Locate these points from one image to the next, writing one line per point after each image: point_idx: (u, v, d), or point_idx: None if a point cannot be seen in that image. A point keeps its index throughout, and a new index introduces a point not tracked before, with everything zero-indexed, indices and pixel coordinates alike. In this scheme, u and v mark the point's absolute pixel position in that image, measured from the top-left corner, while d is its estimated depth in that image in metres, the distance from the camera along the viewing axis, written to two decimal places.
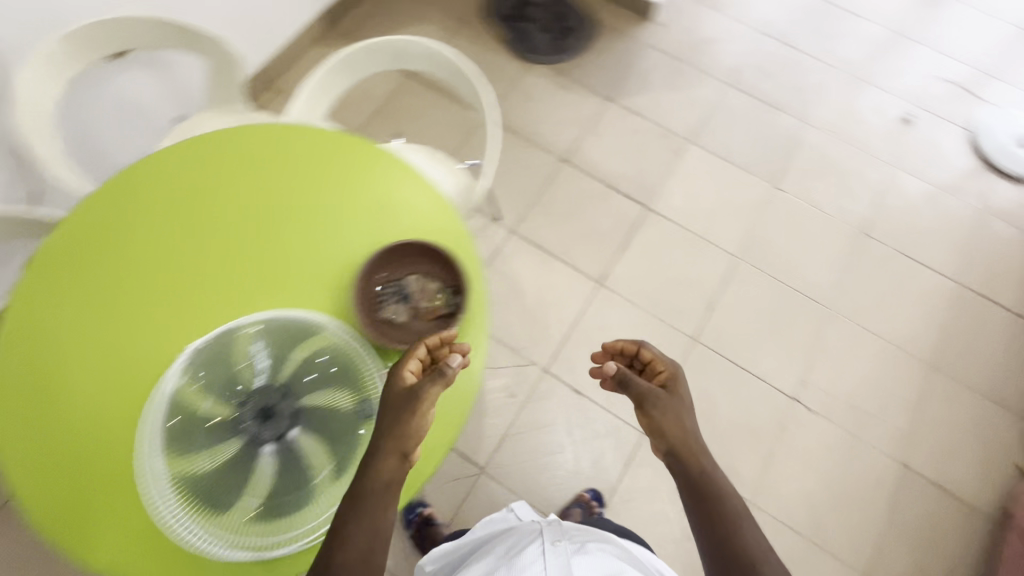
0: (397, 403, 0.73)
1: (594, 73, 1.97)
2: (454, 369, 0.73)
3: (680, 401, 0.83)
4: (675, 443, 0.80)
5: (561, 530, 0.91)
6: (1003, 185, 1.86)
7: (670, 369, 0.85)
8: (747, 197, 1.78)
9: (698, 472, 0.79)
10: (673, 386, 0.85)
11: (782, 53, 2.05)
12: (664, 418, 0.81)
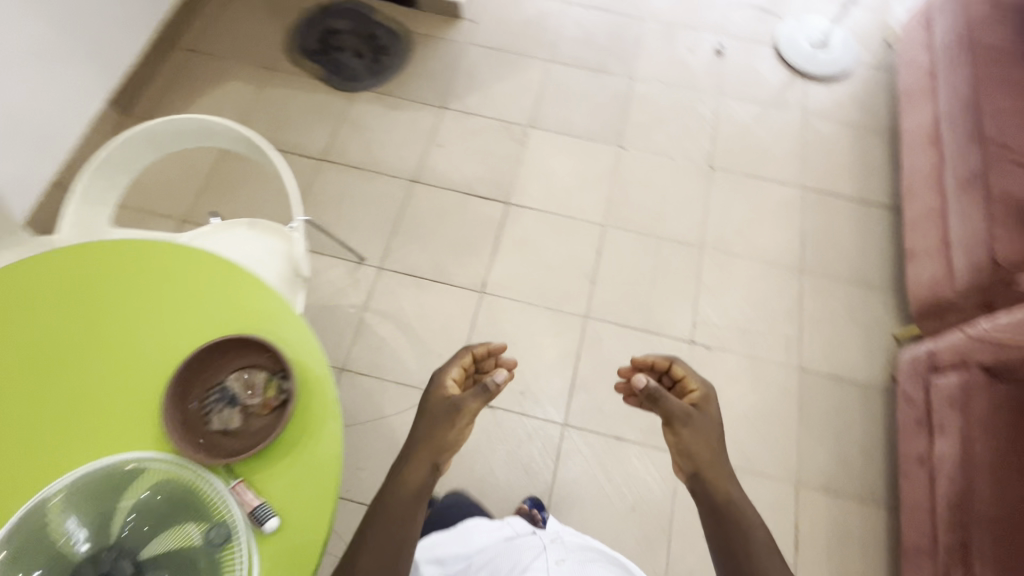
0: (437, 414, 0.90)
1: (420, 85, 1.92)
2: (498, 382, 0.90)
3: (712, 420, 0.94)
4: (697, 457, 0.91)
5: (567, 545, 1.01)
6: (816, 87, 2.00)
7: (702, 389, 0.99)
8: (598, 165, 1.81)
9: (719, 493, 0.88)
10: (701, 405, 0.96)
11: (594, 18, 2.10)
12: (690, 434, 0.92)
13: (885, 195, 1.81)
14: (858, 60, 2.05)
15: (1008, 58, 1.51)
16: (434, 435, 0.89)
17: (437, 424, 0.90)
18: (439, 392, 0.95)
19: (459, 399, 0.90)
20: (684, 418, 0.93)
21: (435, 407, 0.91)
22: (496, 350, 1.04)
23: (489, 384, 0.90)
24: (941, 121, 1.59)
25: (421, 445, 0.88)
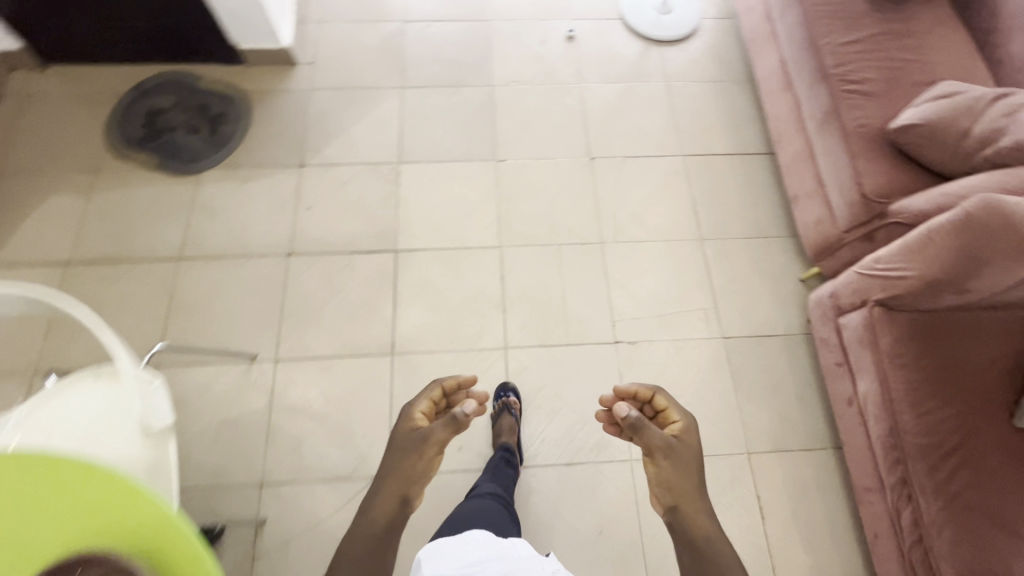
0: (405, 447, 0.85)
1: (271, 147, 1.76)
2: (466, 414, 0.86)
3: (693, 453, 0.88)
4: (677, 493, 0.85)
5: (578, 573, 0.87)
6: (671, 51, 2.00)
7: (683, 421, 0.93)
8: (479, 185, 1.74)
9: (700, 531, 0.81)
10: (682, 439, 0.90)
11: (437, 32, 2.00)
12: (672, 465, 0.86)
13: (760, 142, 1.84)
14: (702, 14, 2.07)
15: None
16: (406, 463, 0.83)
17: (406, 453, 0.84)
18: (408, 426, 0.88)
19: (432, 427, 0.85)
20: (667, 451, 0.87)
21: (404, 437, 0.85)
22: (465, 384, 0.95)
23: (458, 414, 0.86)
24: (788, 63, 1.62)
25: (387, 480, 0.83)
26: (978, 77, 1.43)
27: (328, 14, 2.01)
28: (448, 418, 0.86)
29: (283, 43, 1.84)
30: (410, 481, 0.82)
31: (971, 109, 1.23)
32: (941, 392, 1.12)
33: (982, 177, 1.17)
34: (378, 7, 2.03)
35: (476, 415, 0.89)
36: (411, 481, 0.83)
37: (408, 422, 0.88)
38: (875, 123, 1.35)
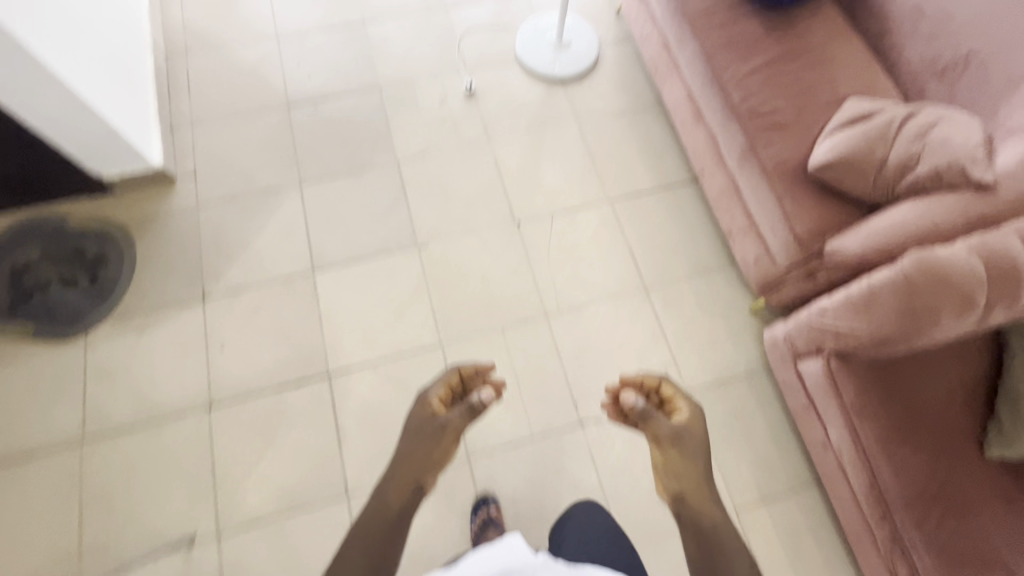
0: (425, 428, 0.89)
1: (163, 283, 1.57)
2: (485, 401, 0.94)
3: (702, 438, 0.89)
4: (685, 481, 0.85)
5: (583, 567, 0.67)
6: (575, 87, 1.92)
7: (692, 409, 0.93)
8: (405, 278, 1.61)
9: (708, 520, 0.80)
10: (690, 427, 0.90)
11: (326, 112, 1.84)
12: (683, 453, 0.87)
13: (682, 170, 1.79)
14: (599, 42, 1.99)
15: (723, 17, 1.50)
16: (416, 447, 0.87)
17: (415, 440, 0.88)
18: (421, 412, 0.92)
19: (449, 417, 0.91)
20: (675, 441, 0.88)
21: (417, 423, 0.90)
22: (483, 369, 1.02)
23: (475, 402, 0.93)
24: (695, 95, 1.56)
25: (398, 468, 0.85)
26: (880, 86, 1.41)
27: (201, 112, 1.81)
28: (465, 407, 0.93)
29: (154, 162, 1.65)
30: (423, 463, 0.86)
31: (882, 135, 1.20)
32: (909, 437, 1.10)
33: (907, 207, 1.14)
34: (256, 94, 1.85)
35: (492, 403, 0.96)
36: (426, 466, 0.86)
37: (423, 408, 0.92)
38: (793, 158, 1.31)
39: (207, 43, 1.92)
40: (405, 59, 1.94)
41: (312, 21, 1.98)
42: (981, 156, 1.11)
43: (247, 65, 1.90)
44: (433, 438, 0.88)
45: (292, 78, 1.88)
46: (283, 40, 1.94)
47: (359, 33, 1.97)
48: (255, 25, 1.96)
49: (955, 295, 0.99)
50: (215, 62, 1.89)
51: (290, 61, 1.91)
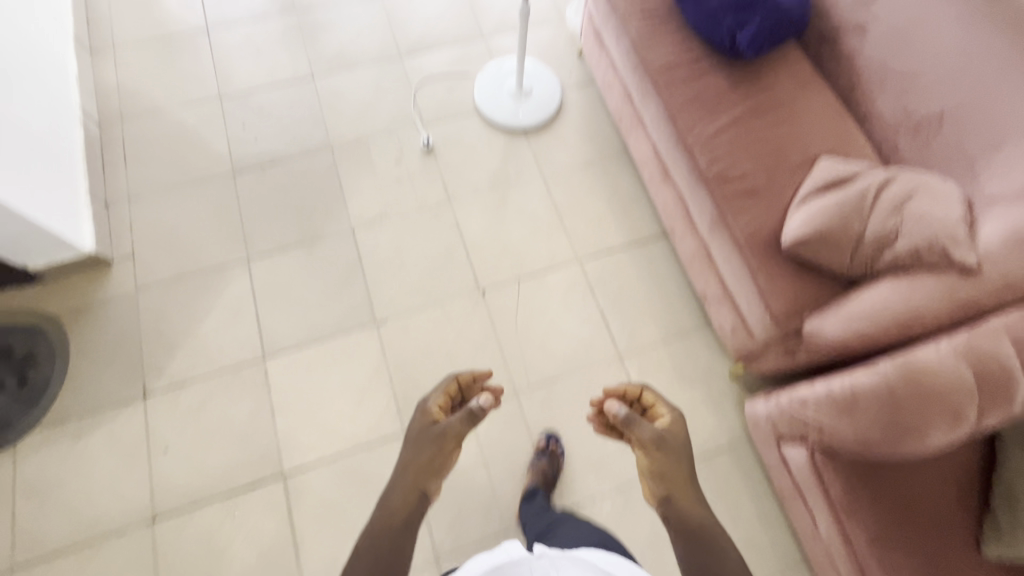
0: (422, 438, 0.85)
1: (100, 380, 1.45)
2: (484, 405, 0.88)
3: (685, 443, 0.85)
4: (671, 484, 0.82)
5: (570, 561, 0.68)
6: (538, 137, 1.83)
7: (672, 415, 0.90)
8: (363, 359, 1.50)
9: (694, 520, 0.79)
10: (671, 430, 0.87)
11: (274, 176, 1.72)
12: (665, 459, 0.83)
13: (653, 223, 1.70)
14: (562, 88, 1.90)
15: (685, 72, 1.41)
16: (417, 456, 0.82)
17: (416, 448, 0.84)
18: (418, 421, 0.88)
19: (448, 423, 0.85)
20: (660, 446, 0.83)
21: (416, 433, 0.85)
22: (482, 376, 1.00)
23: (474, 408, 0.87)
24: (662, 152, 1.47)
25: (403, 473, 0.82)
26: (853, 143, 1.33)
27: (138, 185, 1.69)
28: (464, 412, 0.87)
29: (85, 248, 1.52)
30: (428, 468, 0.82)
31: (858, 208, 1.13)
32: (903, 540, 1.02)
33: (886, 287, 1.07)
34: (198, 161, 1.73)
35: (490, 411, 0.90)
36: (429, 472, 0.82)
37: (422, 416, 0.89)
38: (765, 228, 1.23)
39: (143, 106, 1.80)
40: (357, 114, 1.83)
41: (257, 77, 1.87)
42: (964, 236, 1.03)
43: (187, 130, 1.78)
44: (437, 448, 0.83)
45: (238, 140, 1.77)
46: (226, 99, 1.82)
47: (307, 87, 1.86)
48: (195, 84, 1.84)
49: (945, 408, 0.91)
50: (153, 128, 1.77)
51: (233, 124, 1.79)
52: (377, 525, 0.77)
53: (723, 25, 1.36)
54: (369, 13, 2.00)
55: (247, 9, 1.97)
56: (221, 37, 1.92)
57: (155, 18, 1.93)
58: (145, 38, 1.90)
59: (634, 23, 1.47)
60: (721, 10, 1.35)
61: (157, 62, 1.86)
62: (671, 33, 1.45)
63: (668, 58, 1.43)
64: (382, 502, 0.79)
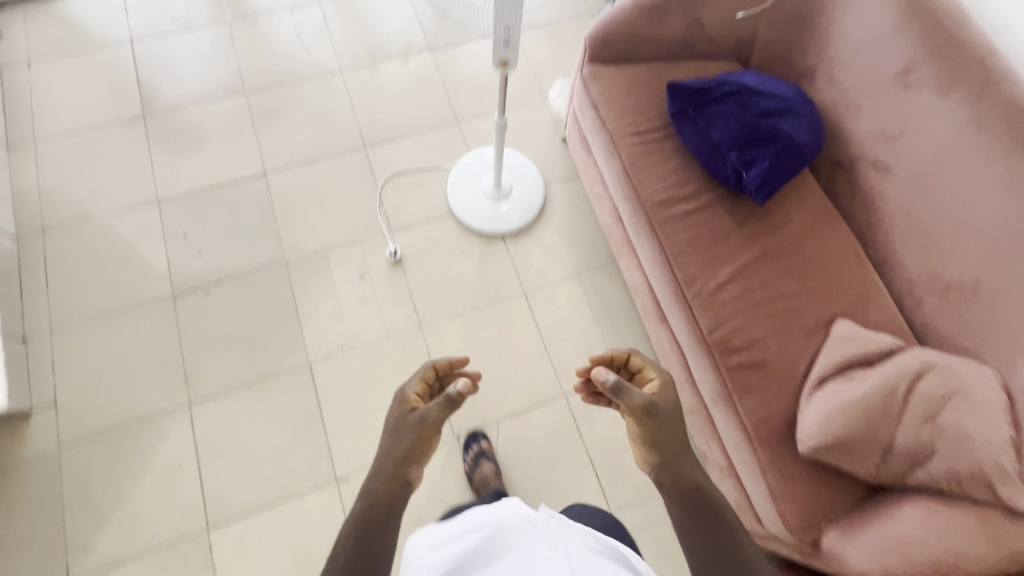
0: (401, 427, 0.80)
1: (14, 565, 1.26)
2: (460, 391, 0.81)
3: (674, 407, 0.82)
4: (665, 453, 0.79)
5: (579, 544, 0.70)
6: (519, 243, 1.65)
7: (661, 379, 0.87)
8: (323, 525, 1.33)
9: (688, 482, 0.77)
10: (660, 395, 0.84)
11: (220, 297, 1.53)
12: (661, 424, 0.80)
13: (646, 346, 1.55)
14: (545, 183, 1.72)
15: (684, 207, 1.25)
16: (396, 447, 0.78)
17: (395, 438, 0.79)
18: (396, 411, 0.83)
19: (423, 410, 0.80)
20: (650, 414, 0.80)
21: (395, 421, 0.80)
22: (459, 362, 0.94)
23: (453, 394, 0.81)
24: (657, 292, 1.30)
25: (383, 461, 0.78)
26: (872, 298, 1.18)
27: (62, 313, 1.48)
28: (442, 399, 0.81)
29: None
30: (408, 459, 0.77)
31: (886, 413, 0.99)
32: None
33: (920, 516, 0.92)
34: (132, 281, 1.53)
35: (470, 393, 0.84)
36: (409, 462, 0.78)
37: (399, 406, 0.83)
38: (777, 417, 1.07)
39: (69, 213, 1.58)
40: (316, 219, 1.64)
41: (202, 174, 1.66)
42: (1014, 468, 0.87)
43: (120, 242, 1.57)
44: (416, 438, 0.79)
45: (179, 255, 1.56)
46: (166, 202, 1.61)
47: (259, 185, 1.66)
48: (131, 185, 1.63)
49: None
50: (80, 241, 1.56)
51: (173, 233, 1.58)
52: (367, 514, 0.73)
53: (728, 159, 1.18)
54: (330, 95, 1.80)
55: (192, 94, 1.76)
56: (162, 126, 1.71)
57: (85, 105, 1.72)
58: (74, 129, 1.68)
59: (626, 147, 1.30)
60: (726, 143, 1.17)
61: (87, 159, 1.65)
62: (667, 160, 1.29)
63: (665, 192, 1.26)
64: (366, 491, 0.76)
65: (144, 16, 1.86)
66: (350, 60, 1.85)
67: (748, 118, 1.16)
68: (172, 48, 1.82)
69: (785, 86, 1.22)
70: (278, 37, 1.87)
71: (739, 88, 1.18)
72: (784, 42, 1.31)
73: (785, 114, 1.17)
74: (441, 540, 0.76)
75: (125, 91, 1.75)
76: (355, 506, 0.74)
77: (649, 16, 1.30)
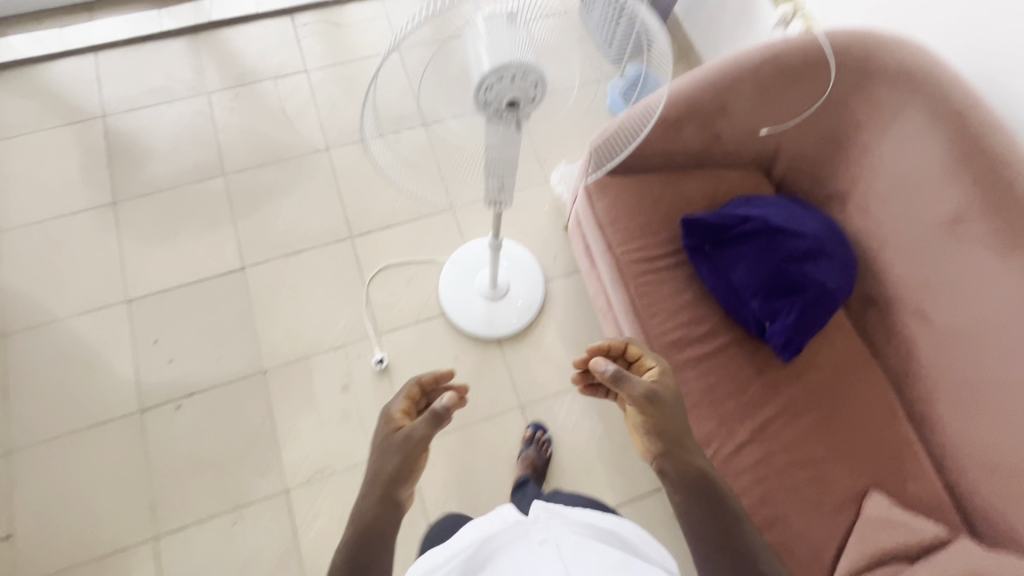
0: (387, 448, 0.74)
1: None
2: (445, 406, 0.75)
3: (673, 397, 0.78)
4: (667, 441, 0.74)
5: (573, 541, 0.73)
6: (516, 348, 1.53)
7: (660, 367, 0.83)
8: None
9: (693, 470, 0.72)
10: (662, 384, 0.80)
11: (193, 410, 1.42)
12: (663, 412, 0.75)
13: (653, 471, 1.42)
14: (546, 278, 1.60)
15: (698, 350, 1.12)
16: (383, 468, 0.72)
17: (382, 457, 0.73)
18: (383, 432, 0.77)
19: (412, 426, 0.74)
20: (652, 402, 0.75)
21: (382, 441, 0.75)
22: (445, 377, 0.88)
23: (438, 409, 0.75)
24: None
25: (370, 482, 0.72)
26: (909, 465, 1.05)
27: (21, 432, 1.37)
28: (427, 415, 0.75)
29: None
30: (399, 477, 0.72)
31: None
32: None
33: None
34: (97, 394, 1.41)
35: (456, 407, 0.78)
36: (400, 481, 0.72)
37: (385, 426, 0.78)
38: None
39: (33, 315, 1.48)
40: (298, 320, 1.52)
41: (176, 269, 1.54)
42: None
43: (86, 349, 1.45)
44: (403, 458, 0.72)
45: (148, 363, 1.45)
46: (137, 302, 1.50)
47: (237, 280, 1.54)
48: (99, 282, 1.52)
49: None
50: (43, 348, 1.45)
51: (144, 338, 1.48)
52: (363, 536, 0.68)
53: (749, 305, 1.05)
54: (315, 175, 1.67)
55: (167, 175, 1.64)
56: (134, 213, 1.59)
57: (54, 189, 1.60)
58: (40, 218, 1.57)
59: (633, 274, 1.17)
60: (746, 289, 1.04)
61: (54, 253, 1.54)
62: (678, 293, 1.16)
63: (676, 331, 1.13)
64: (359, 511, 0.71)
65: (119, 86, 1.74)
66: (338, 135, 1.72)
67: (773, 261, 1.03)
68: (147, 123, 1.70)
69: (812, 219, 1.08)
70: (261, 109, 1.74)
71: (763, 226, 1.05)
72: (813, 159, 1.17)
73: (814, 257, 1.04)
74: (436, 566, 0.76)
75: (95, 173, 1.63)
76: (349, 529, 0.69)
77: (662, 130, 1.15)
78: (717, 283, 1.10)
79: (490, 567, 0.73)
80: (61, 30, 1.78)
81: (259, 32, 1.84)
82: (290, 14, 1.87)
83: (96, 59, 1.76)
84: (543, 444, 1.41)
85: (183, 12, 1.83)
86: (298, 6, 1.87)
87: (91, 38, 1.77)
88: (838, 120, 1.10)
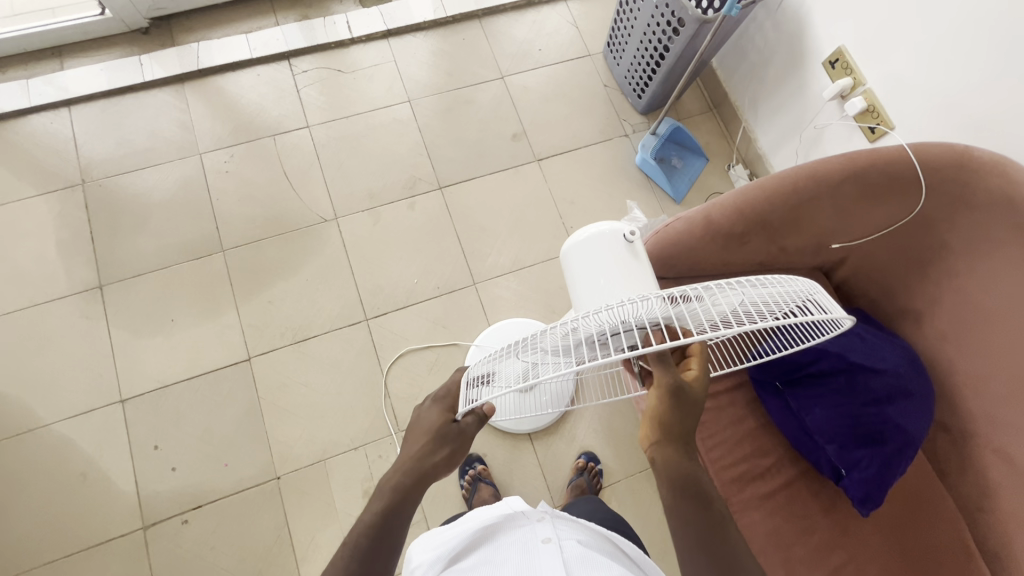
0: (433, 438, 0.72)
1: None
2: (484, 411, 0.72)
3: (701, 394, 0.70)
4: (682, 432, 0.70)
5: (571, 534, 0.71)
6: (547, 442, 1.43)
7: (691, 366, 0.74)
8: None
9: None
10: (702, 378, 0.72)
11: (197, 525, 1.30)
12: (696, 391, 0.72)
13: None
14: None
15: (760, 488, 1.03)
16: (423, 455, 0.71)
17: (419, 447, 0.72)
18: (435, 406, 0.75)
19: (464, 421, 0.74)
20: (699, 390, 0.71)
21: (438, 426, 0.73)
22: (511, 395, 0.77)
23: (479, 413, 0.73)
24: None
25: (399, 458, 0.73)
26: None
27: (10, 561, 1.25)
28: (472, 417, 0.74)
29: None
30: (431, 468, 0.71)
31: None
32: None
33: None
34: (94, 511, 1.29)
35: (487, 417, 0.73)
36: (436, 469, 0.72)
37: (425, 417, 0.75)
38: None
39: (17, 423, 1.33)
40: (311, 419, 1.39)
41: (175, 361, 1.41)
42: None
43: (78, 459, 1.32)
44: (450, 448, 0.73)
45: (150, 473, 1.33)
46: (133, 403, 1.37)
47: (241, 372, 1.41)
48: (88, 382, 1.37)
49: None
50: (28, 462, 1.31)
51: (141, 444, 1.34)
52: (393, 509, 0.69)
53: (824, 449, 0.99)
54: (324, 250, 1.53)
55: (157, 254, 1.48)
56: (124, 299, 1.44)
57: (30, 271, 1.44)
58: (18, 308, 1.41)
59: None
60: (822, 434, 0.98)
61: (37, 349, 1.39)
62: (739, 422, 1.08)
63: (736, 466, 1.05)
64: (379, 491, 0.71)
65: (97, 147, 1.55)
66: (345, 201, 1.58)
67: (852, 406, 0.96)
68: (134, 191, 1.53)
69: (892, 350, 0.98)
70: (261, 172, 1.58)
71: (840, 364, 0.97)
72: (886, 272, 1.06)
73: (896, 399, 0.95)
74: (443, 540, 0.80)
75: (78, 252, 1.47)
76: (380, 501, 0.70)
77: (724, 246, 1.05)
78: (787, 421, 1.03)
79: (485, 543, 0.74)
80: (29, 81, 1.57)
81: (254, 81, 1.66)
82: (288, 59, 1.69)
83: (71, 115, 1.57)
84: (595, 474, 1.37)
85: (167, 57, 1.63)
86: (295, 50, 1.68)
87: (64, 90, 1.57)
88: (921, 241, 1.00)
